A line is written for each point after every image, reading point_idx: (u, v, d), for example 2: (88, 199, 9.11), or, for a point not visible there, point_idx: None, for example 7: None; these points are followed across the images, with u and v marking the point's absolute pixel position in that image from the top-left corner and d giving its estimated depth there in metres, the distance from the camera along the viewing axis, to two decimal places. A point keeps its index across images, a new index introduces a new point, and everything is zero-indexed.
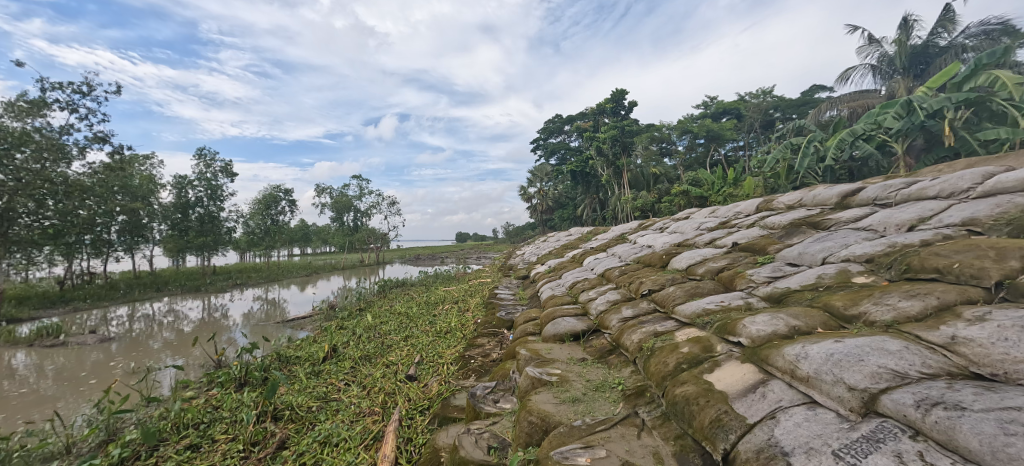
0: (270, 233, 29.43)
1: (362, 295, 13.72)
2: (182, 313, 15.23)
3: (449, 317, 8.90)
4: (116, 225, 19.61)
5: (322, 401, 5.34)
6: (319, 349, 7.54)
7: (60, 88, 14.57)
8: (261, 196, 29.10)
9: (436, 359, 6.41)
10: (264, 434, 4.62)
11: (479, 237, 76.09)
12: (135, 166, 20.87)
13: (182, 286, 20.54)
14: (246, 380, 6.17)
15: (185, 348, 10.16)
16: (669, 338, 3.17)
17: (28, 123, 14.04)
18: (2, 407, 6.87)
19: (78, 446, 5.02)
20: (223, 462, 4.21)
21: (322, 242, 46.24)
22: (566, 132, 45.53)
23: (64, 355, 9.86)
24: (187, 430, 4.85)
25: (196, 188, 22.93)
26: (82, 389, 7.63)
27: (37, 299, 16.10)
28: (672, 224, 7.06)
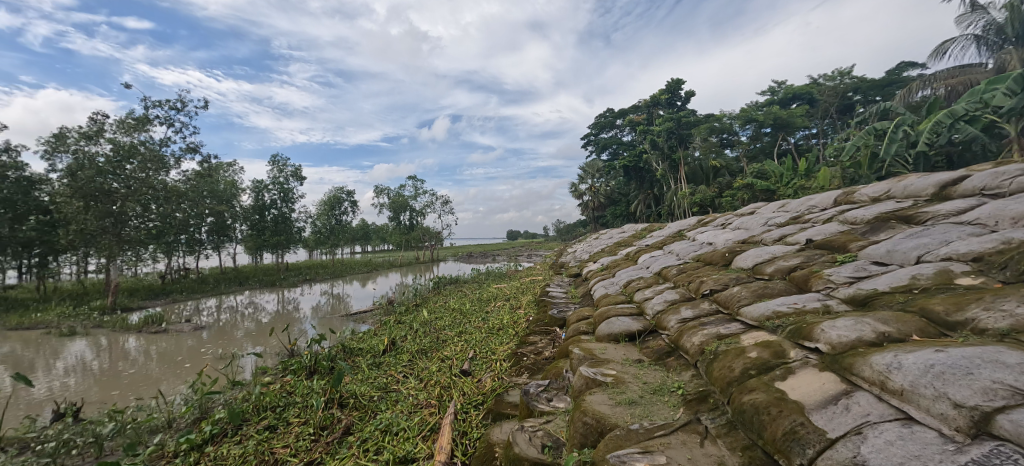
0: (334, 232, 31.23)
1: (419, 291, 14.23)
2: (260, 306, 16.57)
3: (501, 313, 9.00)
4: (205, 226, 21.73)
5: (382, 391, 5.59)
6: (379, 341, 7.90)
7: (160, 106, 16.38)
8: (327, 197, 30.97)
9: (489, 355, 6.49)
10: (332, 420, 4.90)
11: (530, 235, 76.29)
12: (220, 172, 23.01)
13: (259, 281, 22.37)
14: (315, 368, 6.60)
15: (263, 337, 11.06)
16: (734, 341, 2.98)
17: (135, 137, 15.90)
18: (119, 384, 7.87)
19: (177, 422, 5.62)
20: (297, 443, 4.52)
21: (381, 240, 48.50)
22: (618, 126, 44.44)
23: (166, 340, 11.11)
24: (265, 413, 5.27)
25: (271, 191, 24.84)
26: (180, 371, 8.55)
27: (144, 291, 18.24)
28: (736, 220, 6.64)
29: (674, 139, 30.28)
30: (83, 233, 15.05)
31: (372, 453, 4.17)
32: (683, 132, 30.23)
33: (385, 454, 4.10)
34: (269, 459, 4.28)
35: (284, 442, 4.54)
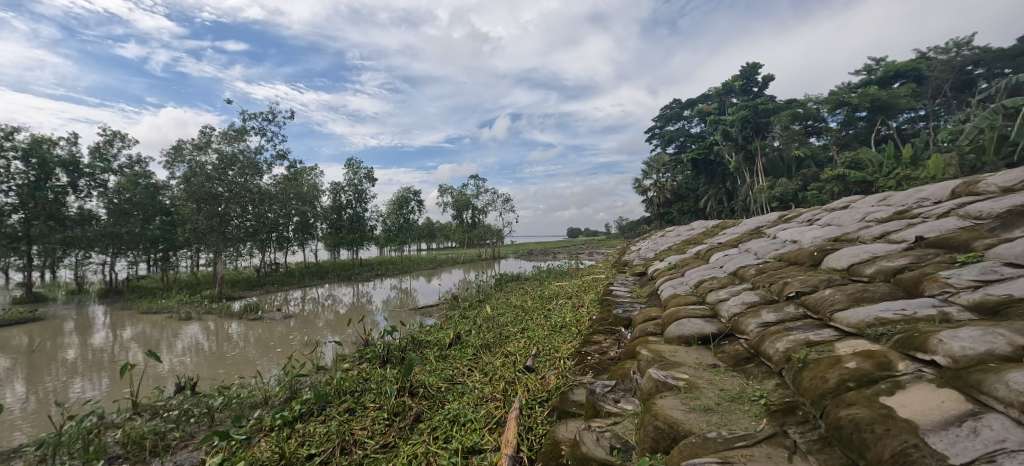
0: (403, 230, 32.82)
1: (482, 287, 14.57)
2: (338, 298, 17.88)
3: (563, 311, 8.94)
4: (292, 225, 23.82)
5: (449, 382, 5.78)
6: (445, 335, 8.20)
7: (255, 118, 18.23)
8: (396, 198, 32.60)
9: (552, 353, 6.47)
10: (403, 406, 5.16)
11: (592, 232, 75.02)
12: (304, 176, 25.11)
13: (338, 275, 24.14)
14: (387, 358, 6.99)
15: (341, 327, 11.94)
16: (827, 349, 2.71)
17: (235, 146, 17.80)
18: (224, 363, 8.91)
19: (272, 400, 6.23)
20: (373, 426, 4.81)
21: (445, 237, 50.25)
22: (686, 117, 42.29)
23: (261, 327, 12.39)
24: (345, 396, 5.67)
25: (347, 193, 26.65)
26: (273, 354, 9.50)
27: (243, 282, 20.44)
28: (825, 216, 6.04)
29: (750, 128, 28.21)
30: (196, 232, 17.19)
31: (442, 441, 4.32)
32: (760, 120, 28.07)
33: (454, 443, 4.23)
34: (349, 438, 4.60)
35: (362, 424, 4.86)
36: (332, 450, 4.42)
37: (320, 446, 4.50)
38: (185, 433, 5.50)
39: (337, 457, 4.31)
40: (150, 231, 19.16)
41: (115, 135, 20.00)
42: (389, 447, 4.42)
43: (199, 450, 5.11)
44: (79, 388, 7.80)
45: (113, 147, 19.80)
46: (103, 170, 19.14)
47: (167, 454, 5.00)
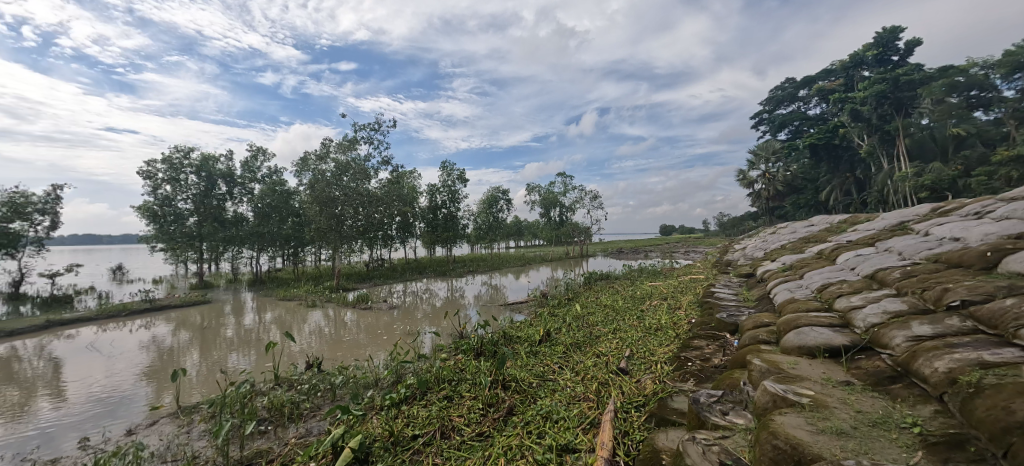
0: (493, 228, 33.79)
1: (571, 285, 14.40)
2: (434, 292, 19.03)
3: (658, 313, 8.48)
4: (395, 225, 25.85)
5: (541, 379, 5.81)
6: (535, 331, 8.25)
7: (363, 128, 20.09)
8: (485, 197, 33.61)
9: (647, 356, 6.16)
10: (497, 399, 5.29)
11: (687, 229, 70.31)
12: (405, 179, 27.08)
13: (434, 271, 25.67)
14: (481, 351, 7.24)
15: (437, 319, 12.64)
16: (1013, 374, 2.24)
17: (348, 155, 19.79)
18: (341, 346, 9.99)
19: (380, 382, 6.82)
20: (469, 415, 5.01)
21: (534, 235, 50.74)
22: (802, 98, 37.58)
23: (370, 316, 13.67)
24: (443, 384, 5.98)
25: (441, 193, 28.16)
26: (380, 341, 10.41)
27: (355, 275, 22.70)
28: (999, 208, 4.93)
29: (889, 105, 24.32)
30: (319, 231, 19.50)
31: (535, 436, 4.34)
32: (903, 94, 24.10)
33: (547, 439, 4.22)
34: (448, 424, 4.83)
35: (459, 412, 5.07)
36: (433, 433, 4.69)
37: (423, 428, 4.79)
38: (313, 405, 6.26)
39: (437, 440, 4.55)
40: (284, 231, 22.17)
41: (259, 150, 23.47)
42: (484, 436, 4.56)
43: (323, 421, 5.78)
44: (234, 360, 9.28)
45: (257, 161, 23.25)
46: (250, 180, 22.58)
47: (298, 421, 5.74)
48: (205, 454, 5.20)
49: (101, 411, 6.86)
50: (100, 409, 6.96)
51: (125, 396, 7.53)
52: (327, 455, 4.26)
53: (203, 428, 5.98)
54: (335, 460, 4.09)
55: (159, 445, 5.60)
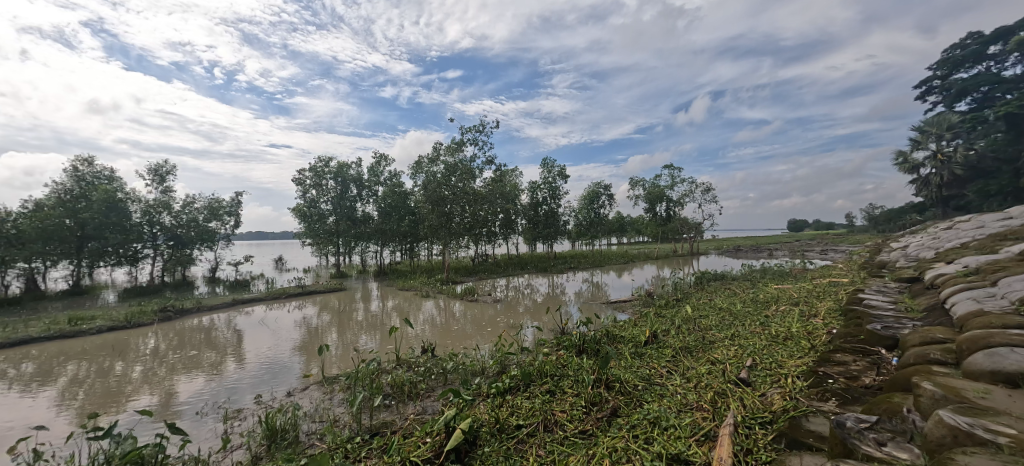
0: (595, 225, 33.04)
1: (681, 285, 13.41)
2: (536, 287, 19.27)
3: (787, 320, 7.46)
4: (499, 221, 26.72)
5: (647, 382, 5.48)
6: (641, 332, 7.83)
7: (470, 131, 21.04)
8: (587, 192, 33.02)
9: (773, 367, 5.44)
10: (600, 398, 5.10)
11: (823, 225, 61.25)
12: (508, 177, 27.83)
13: (536, 267, 26.00)
14: (583, 348, 7.08)
15: (539, 314, 12.73)
16: None
17: (456, 156, 20.90)
18: (451, 335, 10.64)
19: (485, 370, 7.07)
20: (571, 411, 4.90)
21: (638, 231, 48.58)
22: (989, 59, 30.13)
23: (476, 308, 14.33)
24: (546, 378, 5.95)
25: (543, 190, 28.35)
26: (486, 332, 10.83)
27: (462, 269, 23.98)
28: None
29: None
30: (431, 228, 20.97)
31: (643, 440, 4.09)
32: None
33: (655, 446, 3.95)
34: (551, 418, 4.78)
35: (561, 407, 5.00)
36: (536, 425, 4.68)
37: (526, 418, 4.81)
38: (428, 386, 6.73)
39: (540, 433, 4.53)
40: (401, 228, 24.26)
41: (382, 157, 26.01)
42: (587, 435, 4.42)
43: (436, 402, 6.16)
44: (362, 341, 10.39)
45: (381, 166, 25.78)
46: (375, 183, 25.16)
47: (415, 400, 6.20)
48: (342, 419, 5.89)
49: (268, 375, 8.22)
50: (268, 373, 8.34)
51: (285, 364, 8.90)
52: (440, 433, 4.49)
53: (340, 397, 6.79)
54: (447, 439, 4.29)
55: (308, 407, 6.49)
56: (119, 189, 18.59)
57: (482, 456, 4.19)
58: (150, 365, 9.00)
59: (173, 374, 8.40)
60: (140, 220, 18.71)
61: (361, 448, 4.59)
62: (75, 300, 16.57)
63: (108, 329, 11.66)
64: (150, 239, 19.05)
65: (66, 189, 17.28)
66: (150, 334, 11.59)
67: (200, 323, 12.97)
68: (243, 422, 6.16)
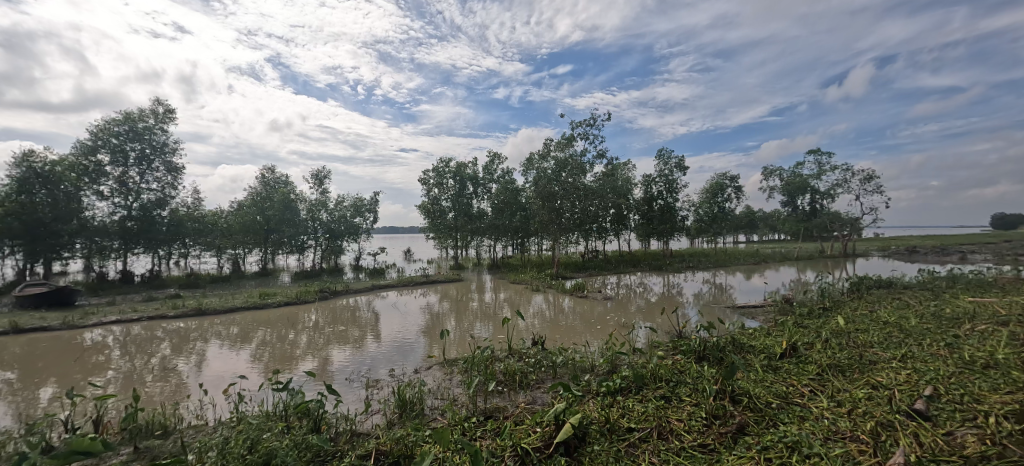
0: (718, 221, 30.26)
1: (828, 291, 11.60)
2: (649, 286, 18.41)
3: (986, 343, 5.96)
4: (610, 217, 26.06)
5: (783, 400, 4.86)
6: (775, 342, 6.98)
7: (581, 125, 20.86)
8: (709, 186, 30.37)
9: (966, 401, 4.39)
10: (724, 411, 4.66)
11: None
12: (620, 171, 26.94)
13: (650, 265, 24.79)
14: (704, 355, 6.55)
15: (652, 315, 12.16)
16: None
17: (566, 152, 20.91)
18: (561, 329, 10.74)
19: (597, 368, 6.99)
20: (689, 421, 4.55)
21: (773, 228, 43.17)
22: None
23: (585, 304, 14.24)
24: (660, 383, 5.66)
25: (658, 184, 26.84)
26: (596, 329, 10.69)
27: (572, 265, 23.95)
28: None
29: None
30: (542, 223, 21.34)
31: (778, 465, 3.64)
32: None
33: None
34: (666, 425, 4.52)
35: (678, 415, 4.68)
36: (649, 431, 4.46)
37: (639, 422, 4.61)
38: (538, 377, 6.90)
39: (654, 440, 4.31)
40: (513, 223, 25.08)
41: (496, 156, 27.20)
42: (708, 450, 4.08)
43: (546, 394, 6.29)
44: (477, 329, 11.06)
45: (494, 164, 27.01)
46: (489, 180, 26.42)
47: (526, 389, 6.41)
48: (460, 399, 6.33)
49: (399, 352, 9.21)
50: (399, 351, 9.35)
51: (413, 344, 9.87)
52: (550, 424, 4.52)
53: (459, 378, 7.31)
54: (557, 431, 4.30)
55: (432, 385, 7.11)
56: (291, 191, 22.44)
57: (591, 453, 4.13)
58: (312, 336, 10.78)
59: (329, 344, 9.93)
60: (306, 217, 22.35)
61: (477, 428, 4.87)
62: (262, 280, 20.39)
63: (284, 303, 14.26)
64: (312, 232, 22.56)
65: (259, 193, 21.55)
66: (312, 310, 13.86)
67: (347, 303, 15.11)
68: (381, 390, 7.02)
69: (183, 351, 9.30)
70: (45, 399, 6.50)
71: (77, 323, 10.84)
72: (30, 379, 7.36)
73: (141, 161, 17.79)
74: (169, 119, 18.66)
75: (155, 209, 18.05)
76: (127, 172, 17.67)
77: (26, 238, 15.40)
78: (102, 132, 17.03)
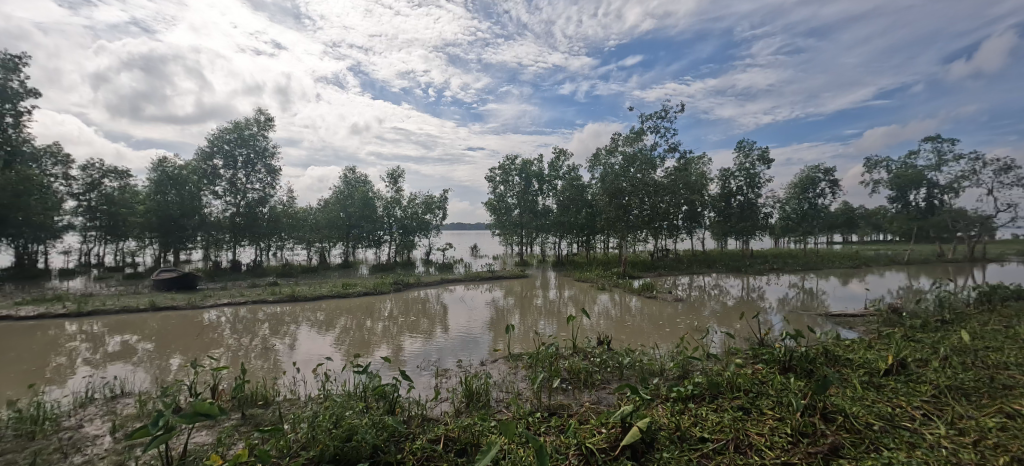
0: (807, 218, 27.68)
1: (948, 301, 10.15)
2: (726, 289, 17.43)
3: None
4: (683, 215, 24.95)
5: (888, 423, 4.39)
6: (878, 357, 6.32)
7: (651, 119, 20.21)
8: (798, 180, 27.94)
9: None
10: (813, 430, 4.32)
11: None
12: (695, 166, 25.69)
13: (726, 265, 23.44)
14: (789, 366, 6.09)
15: (729, 319, 11.49)
16: None
17: (635, 146, 20.35)
18: (630, 329, 10.58)
19: (667, 373, 6.82)
20: (771, 436, 4.26)
21: (877, 228, 38.48)
22: None
23: (654, 305, 13.88)
24: (738, 393, 5.37)
25: (737, 178, 25.23)
26: (665, 331, 10.40)
27: (640, 264, 23.28)
28: None
29: None
30: (609, 220, 20.98)
31: None
32: None
33: None
34: (744, 438, 4.27)
35: (758, 429, 4.41)
36: (725, 442, 4.24)
37: (713, 432, 4.39)
38: (604, 377, 6.90)
39: (731, 453, 4.09)
40: (579, 219, 24.85)
41: (563, 152, 27.16)
42: None
43: (612, 395, 6.26)
44: (542, 326, 11.19)
45: (560, 161, 26.99)
46: (555, 177, 26.46)
47: (591, 389, 6.43)
48: (524, 393, 6.51)
49: (467, 345, 9.61)
50: (467, 343, 9.77)
51: (479, 338, 10.26)
52: (616, 426, 4.49)
53: (523, 373, 7.50)
54: (624, 434, 4.27)
55: (498, 378, 7.37)
56: (370, 190, 24.06)
57: (660, 460, 4.04)
58: (387, 324, 11.62)
59: (402, 333, 10.65)
60: (383, 214, 23.88)
61: (541, 423, 5.03)
62: (344, 271, 22.16)
63: (364, 293, 15.44)
64: (388, 228, 24.05)
65: (341, 192, 23.38)
66: (387, 300, 14.88)
67: (419, 296, 15.98)
68: (449, 379, 7.42)
69: (280, 332, 10.49)
70: (174, 367, 7.69)
71: (198, 303, 12.68)
72: (163, 349, 8.74)
73: (247, 165, 20.11)
74: (268, 126, 20.89)
75: (259, 206, 20.37)
76: (236, 174, 20.09)
77: (159, 231, 18.14)
78: (216, 140, 19.45)
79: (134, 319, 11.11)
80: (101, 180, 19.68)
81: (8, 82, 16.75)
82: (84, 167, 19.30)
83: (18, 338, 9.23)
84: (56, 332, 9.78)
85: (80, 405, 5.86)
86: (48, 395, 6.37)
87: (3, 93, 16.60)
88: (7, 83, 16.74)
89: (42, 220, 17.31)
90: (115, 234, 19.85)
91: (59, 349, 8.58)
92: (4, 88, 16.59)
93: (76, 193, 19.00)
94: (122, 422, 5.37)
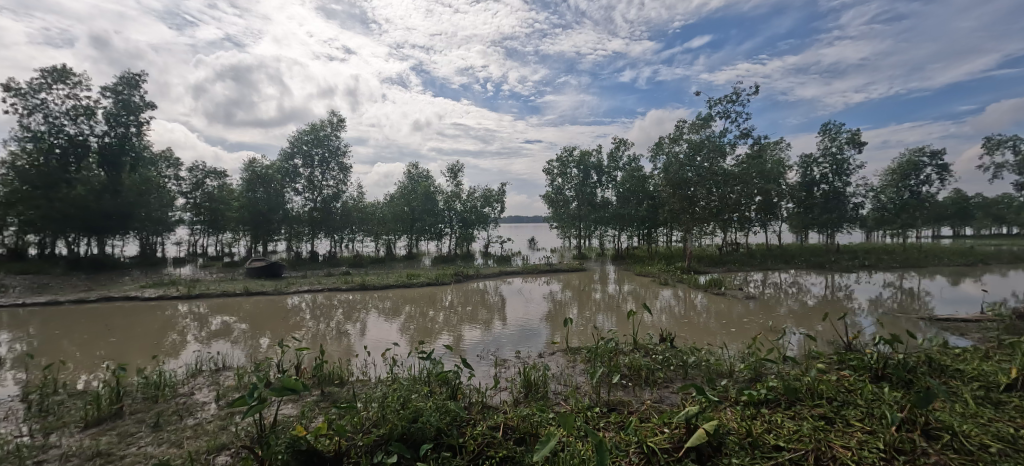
0: (908, 208, 24.73)
1: None
2: (806, 287, 16.15)
3: None
4: (757, 206, 23.41)
5: (1009, 446, 3.93)
6: (998, 370, 5.62)
7: (720, 103, 19.01)
8: (898, 164, 25.16)
9: None
10: (912, 447, 3.96)
11: None
12: (771, 153, 23.98)
13: (806, 261, 21.79)
14: (883, 374, 5.61)
15: (809, 321, 10.69)
16: None
17: (701, 134, 19.35)
18: (696, 327, 10.22)
19: (738, 375, 6.56)
20: (862, 451, 3.97)
21: (998, 221, 33.51)
22: None
23: (723, 302, 13.24)
24: (820, 400, 5.05)
25: (822, 165, 23.19)
26: (733, 330, 9.90)
27: (707, 259, 22.19)
28: None
29: None
30: (673, 212, 20.19)
31: None
32: None
33: None
34: (827, 450, 4.03)
35: (843, 442, 4.14)
36: (804, 453, 4.01)
37: (790, 442, 4.17)
38: (667, 376, 6.75)
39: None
40: (640, 212, 24.12)
41: (622, 142, 26.43)
42: None
43: (675, 395, 6.13)
44: (601, 320, 11.15)
45: (619, 151, 26.25)
46: (614, 168, 25.82)
47: (652, 387, 6.33)
48: (583, 387, 6.56)
49: (524, 336, 9.83)
50: (523, 335, 9.98)
51: (537, 329, 10.44)
52: (679, 428, 4.42)
53: (582, 367, 7.54)
54: (688, 435, 4.17)
55: (556, 371, 7.46)
56: (431, 184, 24.97)
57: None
58: (447, 314, 12.14)
59: (462, 323, 11.10)
60: (443, 206, 24.67)
61: (600, 418, 5.06)
62: (408, 262, 23.29)
63: (427, 284, 16.17)
64: (449, 221, 24.78)
65: (406, 187, 24.49)
66: (447, 291, 15.50)
67: (478, 287, 16.45)
68: (508, 369, 7.64)
69: (352, 319, 11.33)
70: (265, 346, 8.61)
71: (282, 290, 13.99)
72: (255, 330, 9.79)
73: (322, 163, 21.67)
74: (341, 126, 22.39)
75: (333, 202, 21.97)
76: (314, 172, 21.72)
77: (250, 224, 20.10)
78: (296, 141, 21.13)
79: (232, 302, 12.55)
80: (204, 180, 22.25)
81: (130, 97, 19.26)
82: (190, 169, 21.92)
83: (142, 316, 10.74)
84: (172, 312, 11.32)
85: (192, 375, 6.77)
86: (167, 365, 7.39)
87: (128, 106, 19.14)
88: (130, 98, 19.26)
89: (157, 216, 19.91)
90: (214, 228, 22.31)
91: (172, 326, 9.92)
92: (128, 102, 19.13)
93: (184, 191, 21.66)
94: (224, 392, 6.13)
